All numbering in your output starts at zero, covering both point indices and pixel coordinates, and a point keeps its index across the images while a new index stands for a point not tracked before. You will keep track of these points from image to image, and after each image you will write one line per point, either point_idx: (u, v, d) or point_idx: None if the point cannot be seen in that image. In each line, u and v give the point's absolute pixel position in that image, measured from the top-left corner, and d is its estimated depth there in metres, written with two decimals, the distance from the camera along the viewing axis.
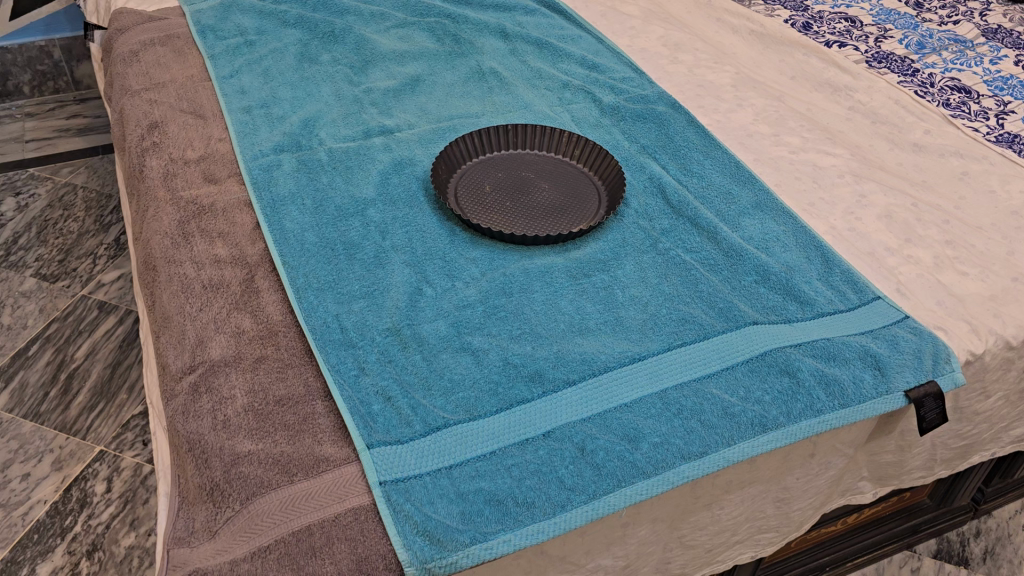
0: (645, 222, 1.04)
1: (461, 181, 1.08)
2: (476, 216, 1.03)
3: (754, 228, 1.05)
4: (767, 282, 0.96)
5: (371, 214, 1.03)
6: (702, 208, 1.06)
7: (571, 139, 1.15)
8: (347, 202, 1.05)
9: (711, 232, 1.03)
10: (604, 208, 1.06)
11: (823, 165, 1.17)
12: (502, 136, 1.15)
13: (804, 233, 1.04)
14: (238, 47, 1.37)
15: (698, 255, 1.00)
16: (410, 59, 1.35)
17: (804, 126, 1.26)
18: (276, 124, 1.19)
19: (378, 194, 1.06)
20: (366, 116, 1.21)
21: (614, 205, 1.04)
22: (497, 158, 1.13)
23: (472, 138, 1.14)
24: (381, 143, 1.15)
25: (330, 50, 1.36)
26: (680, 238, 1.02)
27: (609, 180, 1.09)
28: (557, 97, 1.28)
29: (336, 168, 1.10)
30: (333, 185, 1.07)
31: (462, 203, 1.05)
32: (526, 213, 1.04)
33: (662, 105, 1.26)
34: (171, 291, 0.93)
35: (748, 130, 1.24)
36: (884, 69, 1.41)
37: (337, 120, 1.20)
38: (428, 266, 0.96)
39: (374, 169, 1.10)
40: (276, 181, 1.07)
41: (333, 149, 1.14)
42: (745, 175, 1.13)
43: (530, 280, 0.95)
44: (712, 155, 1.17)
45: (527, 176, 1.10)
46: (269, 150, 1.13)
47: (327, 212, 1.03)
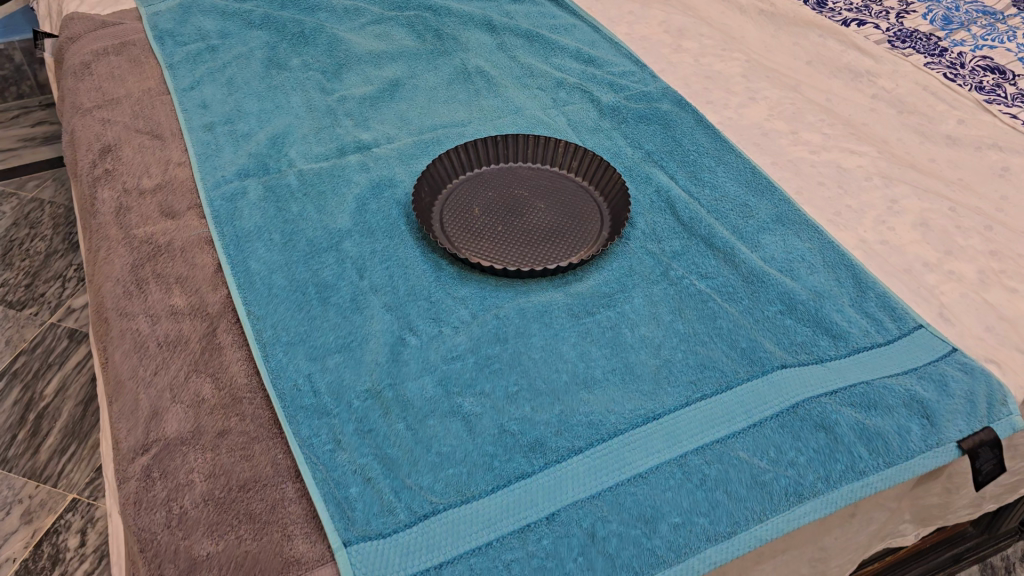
0: (653, 246, 0.93)
1: (447, 204, 0.97)
2: (466, 247, 0.92)
3: (776, 246, 0.93)
4: (793, 313, 0.85)
5: (347, 249, 0.92)
6: (717, 225, 0.95)
7: (568, 150, 1.03)
8: (319, 235, 0.93)
9: (728, 254, 0.92)
10: (607, 230, 0.94)
11: (848, 166, 1.06)
12: (490, 149, 1.04)
13: (832, 250, 0.93)
14: (200, 53, 1.25)
15: (715, 282, 0.89)
16: (388, 59, 1.23)
17: (825, 121, 1.14)
18: (241, 143, 1.08)
19: (354, 224, 0.95)
20: (340, 130, 1.09)
21: (620, 226, 0.93)
22: (487, 175, 1.01)
23: (457, 153, 1.03)
24: (357, 162, 1.04)
25: (300, 54, 1.24)
26: (694, 263, 0.91)
27: (612, 196, 0.98)
28: (551, 98, 1.16)
29: (307, 194, 0.99)
30: (304, 215, 0.96)
31: (449, 231, 0.93)
32: (520, 240, 0.93)
33: (667, 103, 1.14)
34: (122, 352, 0.83)
35: (763, 127, 1.12)
36: (909, 49, 1.28)
37: (308, 136, 1.08)
38: (411, 310, 0.85)
39: (349, 193, 0.99)
40: (240, 213, 0.96)
41: (303, 170, 1.02)
42: (762, 183, 1.01)
43: (527, 322, 0.84)
44: (725, 160, 1.05)
45: (520, 195, 0.99)
46: (233, 176, 1.02)
47: (298, 248, 0.92)
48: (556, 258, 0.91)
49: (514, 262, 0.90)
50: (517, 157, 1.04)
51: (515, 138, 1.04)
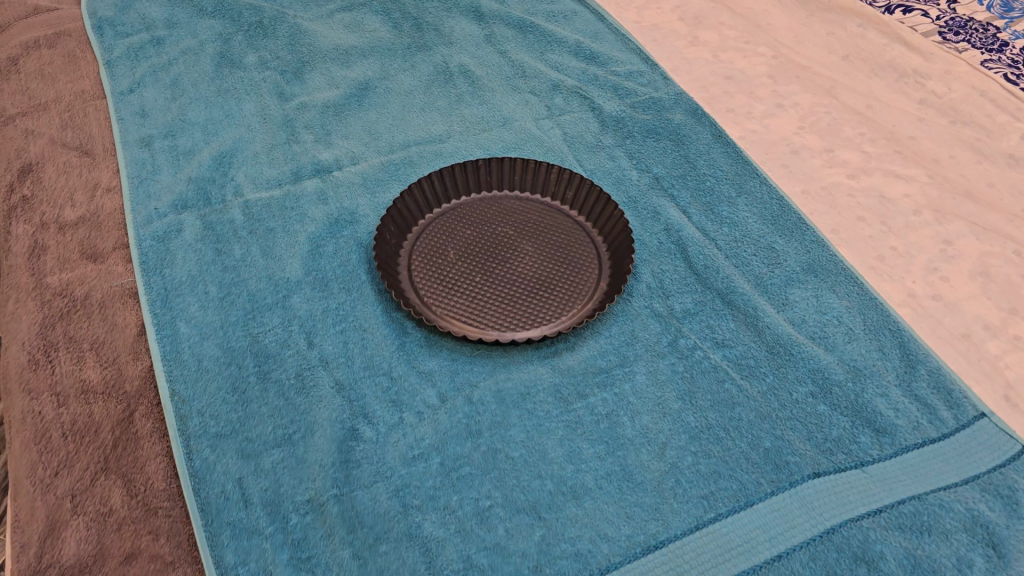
0: (660, 304, 0.78)
1: (417, 248, 0.82)
2: (436, 307, 0.77)
3: (806, 304, 0.78)
4: (827, 397, 0.71)
5: (296, 307, 0.77)
6: (736, 277, 0.80)
7: (563, 177, 0.87)
8: (264, 287, 0.79)
9: (750, 316, 0.77)
10: (606, 282, 0.79)
11: (891, 195, 0.90)
12: (469, 175, 0.88)
13: (874, 311, 0.78)
14: (143, 47, 1.09)
15: (733, 354, 0.74)
16: (358, 56, 1.06)
17: (864, 135, 0.98)
18: (182, 163, 0.93)
19: (305, 273, 0.80)
20: (298, 147, 0.94)
21: (621, 277, 0.78)
22: (466, 208, 0.86)
23: (431, 182, 0.87)
24: (315, 190, 0.89)
25: (257, 48, 1.08)
26: (708, 328, 0.76)
27: (613, 238, 0.83)
28: (545, 105, 1.00)
29: (253, 232, 0.84)
30: (247, 260, 0.81)
31: (418, 285, 0.79)
32: (501, 293, 0.78)
33: (680, 113, 0.98)
34: (20, 442, 0.69)
35: (791, 143, 0.96)
36: (962, 43, 1.11)
37: (261, 155, 0.93)
38: (367, 390, 0.71)
39: (302, 231, 0.84)
40: (173, 257, 0.81)
41: (251, 201, 0.87)
42: (790, 220, 0.86)
43: (505, 409, 0.69)
44: (747, 188, 0.89)
45: (504, 234, 0.83)
46: (169, 207, 0.87)
47: (237, 305, 0.77)
48: (542, 321, 0.76)
49: (492, 326, 0.75)
50: (502, 184, 0.89)
51: (500, 162, 0.89)
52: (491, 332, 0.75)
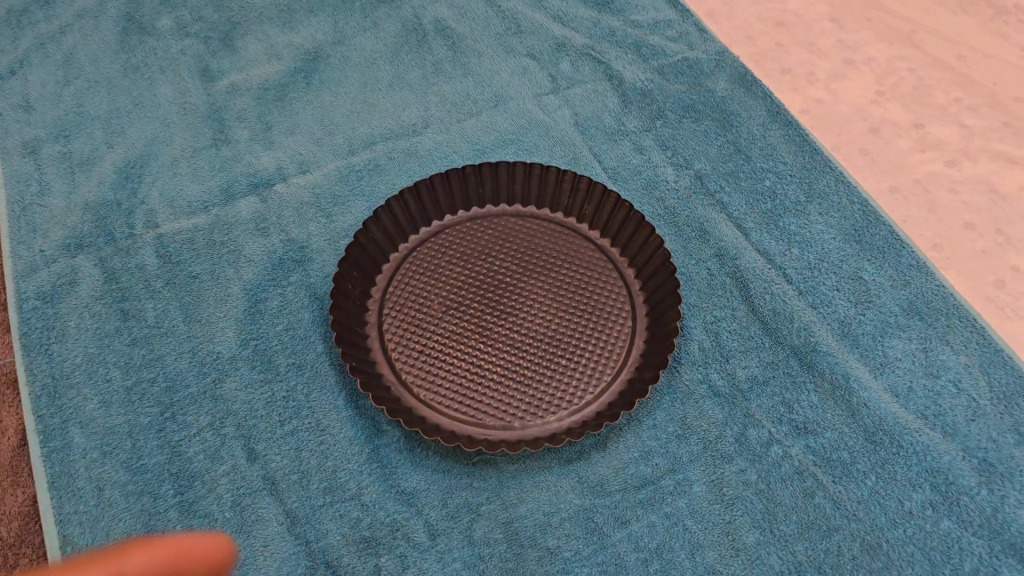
0: (717, 372, 0.58)
1: (388, 299, 0.61)
2: (417, 393, 0.57)
3: (912, 364, 0.59)
4: (952, 513, 0.52)
5: (231, 397, 0.58)
6: (817, 327, 0.60)
7: (579, 185, 0.65)
8: (185, 370, 0.59)
9: (839, 388, 0.57)
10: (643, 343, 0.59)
11: (1006, 189, 0.69)
12: (456, 191, 0.66)
13: (1002, 371, 0.58)
14: (27, 9, 0.84)
15: (819, 447, 0.55)
16: (303, 12, 0.82)
17: (962, 101, 0.75)
18: (78, 178, 0.70)
19: (242, 345, 0.60)
20: (228, 149, 0.71)
21: (664, 340, 0.57)
22: (452, 235, 0.65)
23: (402, 200, 0.65)
24: (250, 213, 0.67)
25: (172, 4, 0.83)
26: (784, 408, 0.57)
27: (650, 276, 0.62)
28: (548, 73, 0.77)
29: (170, 284, 0.63)
30: (163, 328, 0.61)
31: (392, 360, 0.58)
32: (504, 366, 0.58)
33: (724, 80, 0.75)
34: None
35: (870, 118, 0.74)
36: None
37: (179, 162, 0.71)
38: (330, 526, 0.53)
39: (235, 280, 0.63)
40: (63, 328, 0.61)
41: (166, 236, 0.66)
42: (879, 236, 0.65)
43: (518, 550, 0.51)
44: (819, 189, 0.68)
45: (505, 273, 0.62)
46: (58, 248, 0.65)
47: (151, 399, 0.58)
48: (561, 409, 0.56)
49: (494, 421, 0.56)
50: (497, 195, 0.67)
51: (494, 166, 0.66)
52: (492, 429, 0.56)
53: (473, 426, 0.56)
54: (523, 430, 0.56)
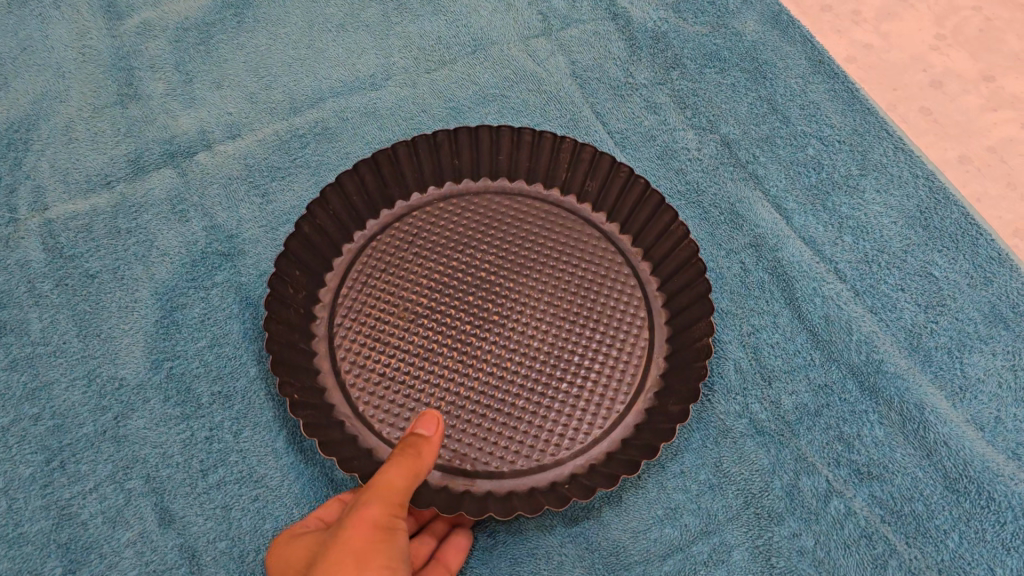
0: (759, 399, 0.46)
1: (338, 305, 0.46)
2: (379, 432, 0.43)
3: (998, 386, 0.48)
4: None
5: (139, 438, 0.45)
6: (880, 339, 0.49)
7: (581, 156, 0.50)
8: (79, 402, 0.46)
9: (910, 421, 0.46)
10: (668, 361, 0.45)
11: None
12: (428, 160, 0.50)
13: None
14: None
15: (889, 497, 0.44)
16: None
17: None
18: None
19: (153, 368, 0.47)
20: (138, 108, 0.57)
21: (699, 359, 0.43)
22: (419, 219, 0.49)
23: (356, 173, 0.49)
24: (165, 191, 0.53)
25: None
26: (842, 446, 0.45)
27: (672, 273, 0.47)
28: (537, 9, 0.63)
29: (61, 285, 0.49)
30: (48, 346, 0.47)
31: (346, 387, 0.44)
32: (486, 396, 0.44)
33: (753, 20, 0.62)
34: None
35: (930, 69, 0.62)
36: None
37: (75, 125, 0.56)
38: None
39: (145, 280, 0.50)
40: None
41: (57, 222, 0.52)
42: (952, 221, 0.53)
43: None
44: (875, 161, 0.56)
45: (485, 269, 0.48)
46: None
47: (33, 442, 0.45)
48: (562, 452, 0.43)
49: (476, 468, 0.42)
50: (477, 166, 0.51)
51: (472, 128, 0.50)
52: (474, 481, 0.42)
53: (449, 475, 0.42)
54: (513, 480, 0.42)
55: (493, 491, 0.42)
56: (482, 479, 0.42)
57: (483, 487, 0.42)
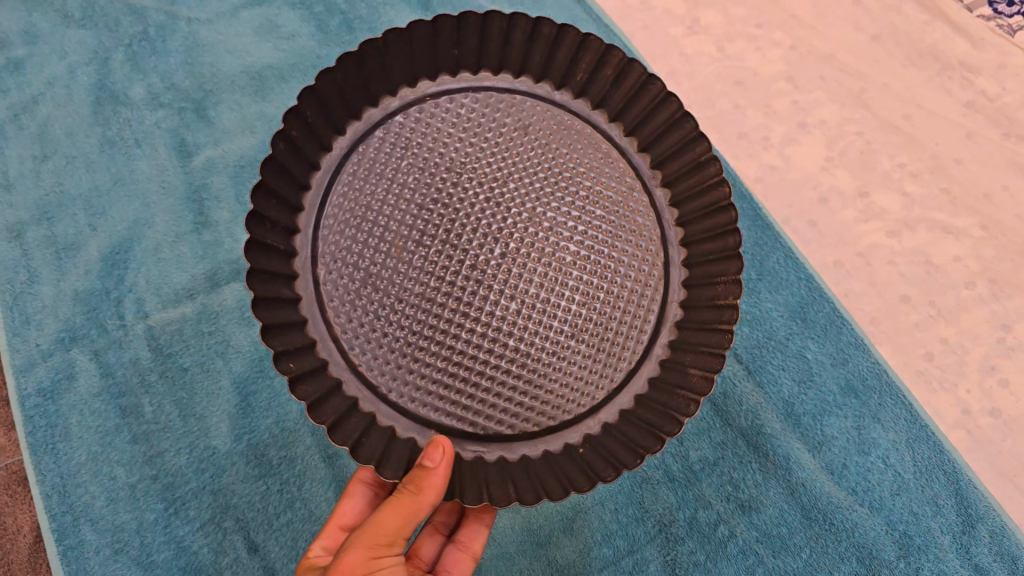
0: (673, 453, 0.65)
1: (337, 241, 0.47)
2: (386, 391, 0.47)
3: (847, 440, 0.66)
4: None
5: (230, 491, 0.63)
6: (763, 409, 0.67)
7: (603, 70, 0.52)
8: (184, 465, 0.64)
9: (781, 468, 0.64)
10: (682, 299, 0.50)
11: (940, 260, 0.75)
12: (422, 50, 0.50)
13: (927, 442, 0.66)
14: None
15: (763, 521, 0.63)
16: (274, 80, 0.83)
17: (904, 167, 0.80)
18: (65, 265, 0.73)
19: (236, 440, 0.65)
20: (210, 234, 0.75)
21: (721, 322, 0.48)
22: (426, 124, 0.49)
23: (340, 70, 0.47)
24: (237, 300, 0.71)
25: (143, 72, 0.83)
26: (731, 487, 0.64)
27: (693, 206, 0.51)
28: None
29: (164, 376, 0.67)
30: (160, 424, 0.65)
31: (335, 337, 0.46)
32: (496, 356, 0.47)
33: None
34: None
35: (819, 190, 0.79)
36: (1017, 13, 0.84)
37: (164, 247, 0.74)
38: None
39: (226, 373, 0.68)
40: (69, 430, 0.65)
41: (157, 326, 0.70)
42: (823, 315, 0.71)
43: None
44: (770, 266, 0.72)
45: (503, 197, 0.48)
46: (53, 341, 0.69)
47: (155, 496, 0.63)
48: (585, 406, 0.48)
49: (492, 430, 0.48)
50: (483, 51, 0.51)
51: (481, 21, 0.50)
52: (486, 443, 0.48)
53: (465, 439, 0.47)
54: (525, 444, 0.48)
55: (503, 457, 0.48)
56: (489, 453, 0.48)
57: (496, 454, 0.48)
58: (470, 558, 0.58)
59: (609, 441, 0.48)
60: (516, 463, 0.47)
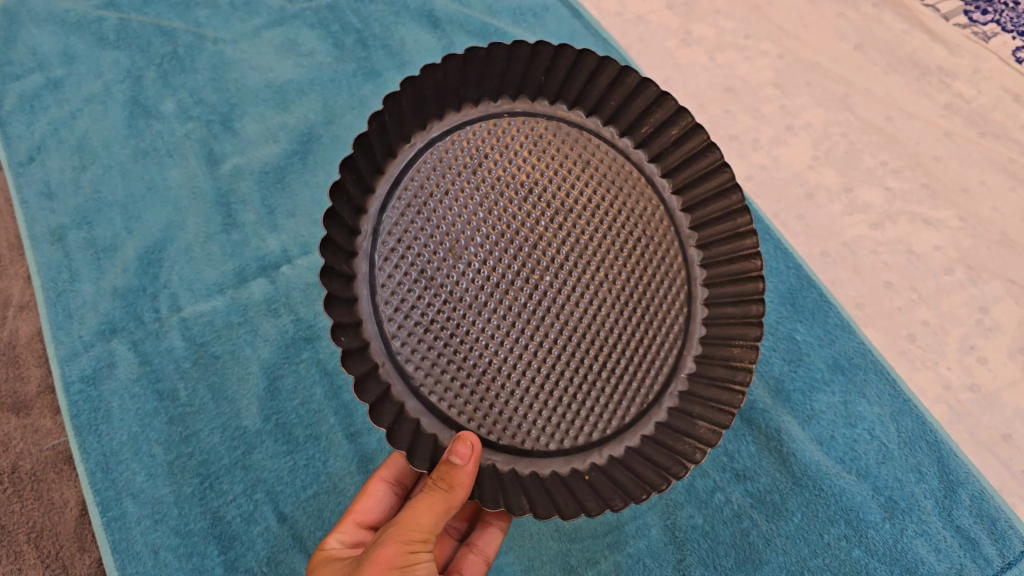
0: None
1: (397, 235, 0.50)
2: (423, 388, 0.49)
3: (834, 415, 0.71)
4: (863, 541, 0.66)
5: (259, 466, 0.68)
6: (756, 385, 0.72)
7: (669, 129, 0.56)
8: (217, 444, 0.69)
9: (773, 440, 0.70)
10: (697, 353, 0.55)
11: (920, 248, 0.79)
12: (517, 65, 0.53)
13: (910, 415, 0.70)
14: (38, 94, 0.89)
15: (756, 488, 0.68)
16: (295, 93, 0.89)
17: (887, 164, 0.83)
18: (104, 264, 0.79)
19: (264, 420, 0.70)
20: (237, 234, 0.80)
21: (733, 381, 0.54)
22: (495, 142, 0.52)
23: (442, 68, 0.50)
24: (264, 295, 0.77)
25: (174, 88, 0.89)
26: (727, 458, 0.69)
27: (723, 271, 0.55)
28: None
29: (197, 363, 0.73)
30: (195, 407, 0.70)
31: (382, 325, 0.49)
32: (538, 373, 0.52)
33: None
34: None
35: (805, 186, 0.83)
36: (989, 21, 0.89)
37: (195, 247, 0.79)
38: None
39: (255, 360, 0.73)
40: (110, 413, 0.70)
41: (190, 319, 0.75)
42: (812, 298, 0.76)
43: None
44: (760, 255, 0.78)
45: (549, 233, 0.53)
46: (94, 332, 0.75)
47: (190, 472, 0.68)
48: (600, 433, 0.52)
49: (506, 442, 0.51)
50: (566, 83, 0.55)
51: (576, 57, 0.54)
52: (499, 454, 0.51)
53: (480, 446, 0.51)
54: (535, 461, 0.51)
55: (514, 470, 0.51)
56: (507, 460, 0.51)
57: (507, 464, 0.51)
58: (482, 560, 0.62)
59: (615, 470, 0.52)
60: (527, 476, 0.51)
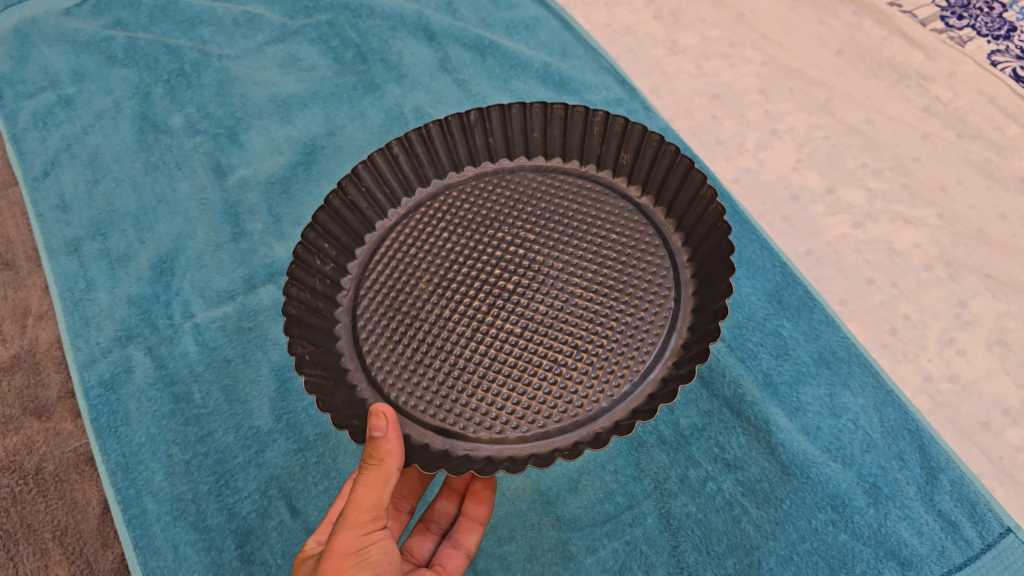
0: (666, 425, 0.74)
1: (380, 278, 0.63)
2: (394, 395, 0.57)
3: (819, 406, 0.74)
4: (850, 526, 0.68)
5: (272, 464, 0.71)
6: (744, 380, 0.75)
7: (612, 138, 0.66)
8: (231, 442, 0.72)
9: (762, 431, 0.73)
10: (689, 322, 0.58)
11: (901, 247, 0.82)
12: (464, 140, 0.69)
13: (894, 406, 0.73)
14: (50, 111, 0.93)
15: (746, 477, 0.71)
16: (298, 106, 0.93)
17: (869, 166, 0.87)
18: (118, 273, 0.82)
19: (276, 419, 0.73)
20: (246, 242, 0.83)
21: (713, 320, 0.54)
22: (462, 202, 0.67)
23: (393, 155, 0.68)
24: (272, 300, 0.80)
25: (182, 103, 0.93)
26: (718, 448, 0.73)
27: (697, 244, 0.61)
28: None
29: (210, 367, 0.76)
30: (210, 408, 0.74)
31: (362, 355, 0.60)
32: (509, 364, 0.58)
33: None
34: None
35: (790, 188, 0.87)
36: (963, 28, 0.93)
37: (205, 255, 0.83)
38: None
39: (266, 362, 0.76)
40: (128, 415, 0.74)
41: (203, 324, 0.78)
42: (797, 297, 0.79)
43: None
44: (747, 256, 0.82)
45: (511, 250, 0.63)
46: (111, 339, 0.78)
47: (207, 470, 0.71)
48: (574, 415, 0.55)
49: (484, 435, 0.56)
50: (515, 140, 0.69)
51: (504, 114, 0.68)
52: (480, 445, 0.55)
53: (459, 440, 0.56)
54: (513, 446, 0.55)
55: (491, 455, 0.55)
56: (485, 446, 0.55)
57: (484, 451, 0.55)
58: (463, 554, 0.66)
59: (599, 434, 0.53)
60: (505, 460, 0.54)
